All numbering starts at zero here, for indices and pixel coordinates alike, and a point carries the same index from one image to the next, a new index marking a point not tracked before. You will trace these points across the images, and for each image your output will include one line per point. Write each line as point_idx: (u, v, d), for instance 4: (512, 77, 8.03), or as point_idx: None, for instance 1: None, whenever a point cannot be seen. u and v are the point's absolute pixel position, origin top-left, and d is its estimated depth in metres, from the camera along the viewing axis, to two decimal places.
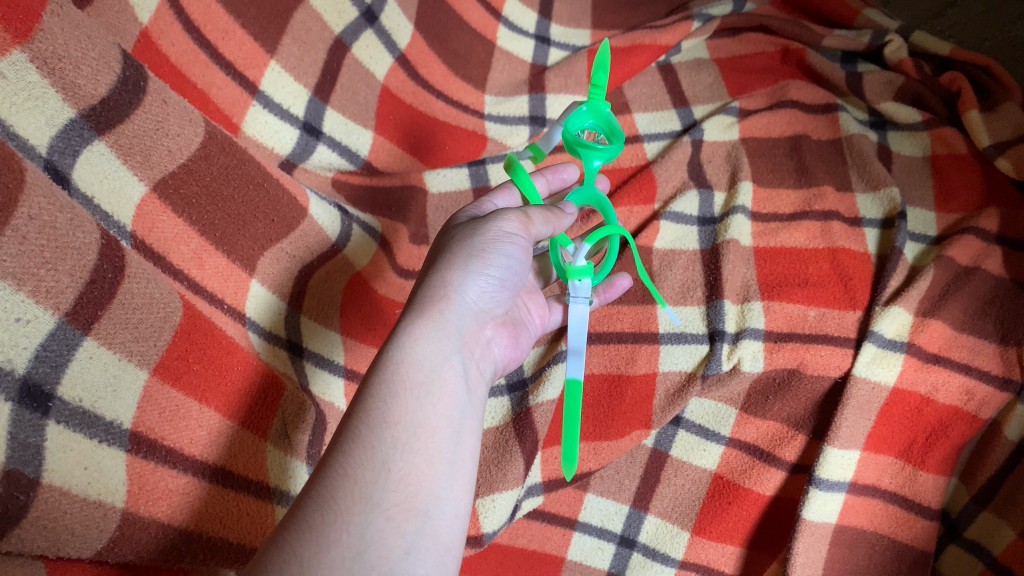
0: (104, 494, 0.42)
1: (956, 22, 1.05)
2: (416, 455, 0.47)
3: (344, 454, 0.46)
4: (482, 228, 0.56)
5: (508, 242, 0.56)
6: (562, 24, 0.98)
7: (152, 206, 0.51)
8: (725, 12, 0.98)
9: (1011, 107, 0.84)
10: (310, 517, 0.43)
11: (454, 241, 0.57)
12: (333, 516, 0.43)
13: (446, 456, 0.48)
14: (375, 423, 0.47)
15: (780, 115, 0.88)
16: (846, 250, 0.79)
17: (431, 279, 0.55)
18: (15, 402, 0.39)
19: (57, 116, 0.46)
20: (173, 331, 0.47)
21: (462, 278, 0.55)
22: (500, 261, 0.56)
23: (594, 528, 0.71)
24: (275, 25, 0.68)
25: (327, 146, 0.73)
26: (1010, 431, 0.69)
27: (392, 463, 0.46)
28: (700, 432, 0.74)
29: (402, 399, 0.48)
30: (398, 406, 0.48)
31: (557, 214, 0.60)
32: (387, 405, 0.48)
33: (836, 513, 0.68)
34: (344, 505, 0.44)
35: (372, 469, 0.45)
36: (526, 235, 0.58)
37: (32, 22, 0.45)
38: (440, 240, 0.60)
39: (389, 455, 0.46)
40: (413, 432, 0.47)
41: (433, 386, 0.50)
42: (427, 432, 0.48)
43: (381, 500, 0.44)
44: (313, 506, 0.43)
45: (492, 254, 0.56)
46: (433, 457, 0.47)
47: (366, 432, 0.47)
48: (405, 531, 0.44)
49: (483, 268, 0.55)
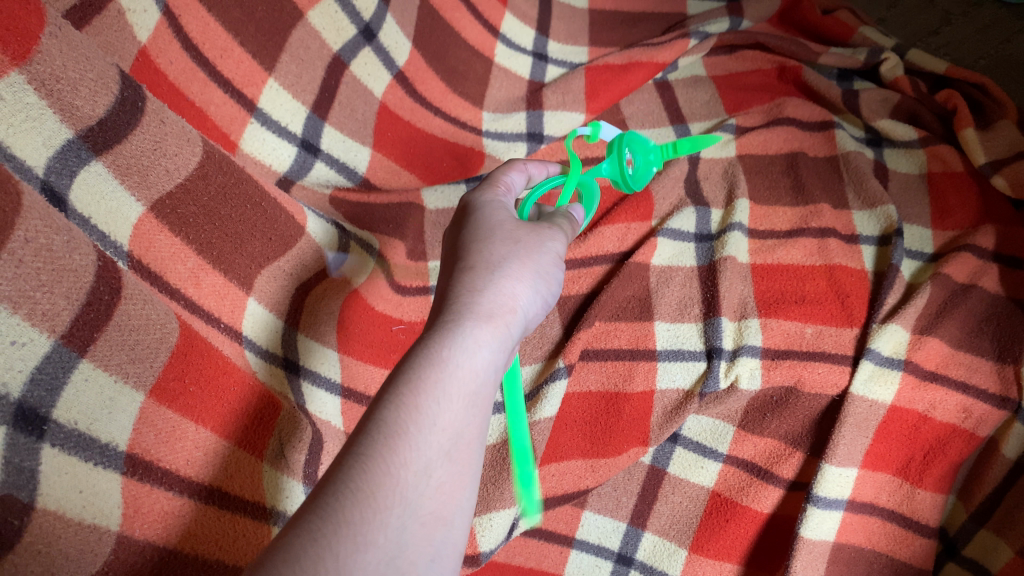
0: (99, 518, 0.42)
1: (951, 40, 1.05)
2: (453, 465, 0.44)
3: (385, 449, 0.42)
4: (528, 237, 0.54)
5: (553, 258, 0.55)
6: (559, 41, 0.99)
7: (149, 226, 0.51)
8: (721, 29, 0.99)
9: (1007, 125, 0.85)
10: (343, 511, 0.40)
11: (493, 239, 0.54)
12: (371, 515, 0.40)
13: (476, 468, 0.46)
14: (422, 423, 0.44)
15: (777, 132, 0.89)
16: (843, 267, 0.79)
17: (478, 276, 0.51)
18: (11, 425, 0.39)
19: (54, 137, 0.46)
20: (169, 352, 0.47)
21: (513, 283, 0.51)
22: (547, 274, 0.54)
23: (592, 546, 0.71)
24: (273, 43, 0.69)
25: (324, 163, 0.73)
26: (1008, 449, 0.69)
27: (433, 469, 0.43)
28: (698, 449, 0.73)
29: (450, 405, 0.45)
30: (449, 410, 0.45)
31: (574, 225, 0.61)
32: (437, 407, 0.44)
33: (834, 531, 0.67)
34: (383, 506, 0.41)
35: (412, 474, 0.42)
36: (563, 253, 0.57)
37: (31, 44, 0.45)
38: (467, 225, 0.56)
39: (432, 461, 0.43)
40: (456, 441, 0.45)
41: (480, 396, 0.47)
42: (466, 443, 0.45)
43: (417, 505, 0.42)
44: (346, 499, 0.40)
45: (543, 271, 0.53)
46: (467, 469, 0.45)
47: (414, 433, 0.43)
48: (435, 539, 0.42)
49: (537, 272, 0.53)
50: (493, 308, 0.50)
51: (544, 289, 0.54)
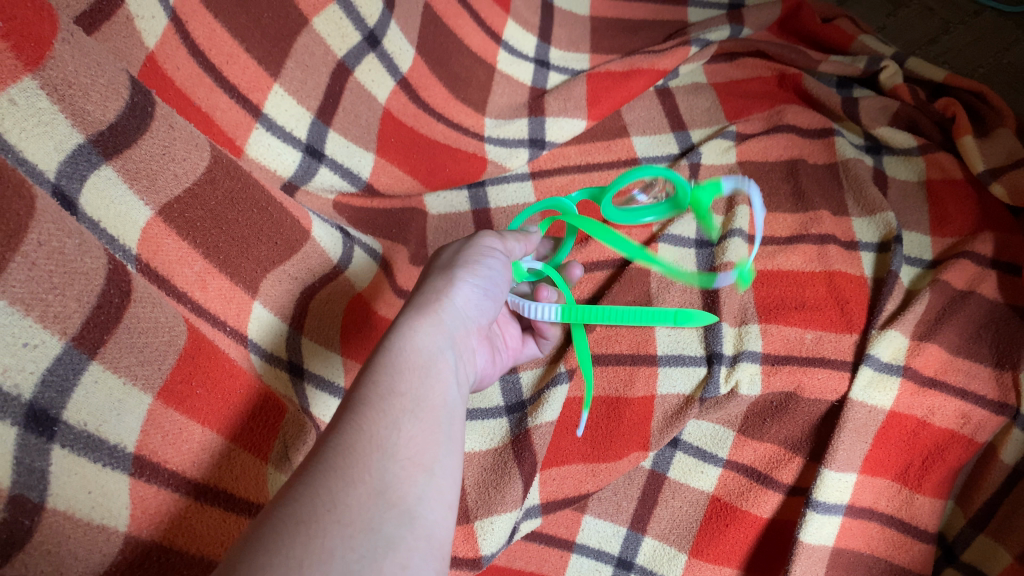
0: (108, 518, 0.42)
1: (949, 48, 1.06)
2: (423, 422, 0.46)
3: (355, 413, 0.44)
4: (464, 246, 0.58)
5: (487, 254, 0.58)
6: (561, 48, 1.00)
7: (157, 230, 0.52)
8: (721, 37, 0.99)
9: (1004, 133, 0.86)
10: (326, 463, 0.42)
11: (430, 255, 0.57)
12: (352, 460, 0.42)
13: (448, 428, 0.47)
14: (383, 389, 0.46)
15: (777, 139, 0.89)
16: (842, 273, 0.79)
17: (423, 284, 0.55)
18: (22, 426, 0.39)
19: (65, 142, 0.47)
20: (178, 354, 0.48)
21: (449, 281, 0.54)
22: (485, 267, 0.57)
23: (592, 551, 0.71)
24: (278, 49, 0.69)
25: (328, 168, 0.73)
26: (1006, 455, 0.69)
27: (402, 425, 0.45)
28: (698, 454, 0.74)
29: (407, 374, 0.47)
30: (408, 380, 0.47)
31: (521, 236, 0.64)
32: (394, 376, 0.47)
33: (833, 536, 0.68)
34: (362, 453, 0.42)
35: (384, 427, 0.44)
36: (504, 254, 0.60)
37: (44, 49, 0.45)
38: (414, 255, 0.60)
39: (400, 418, 0.45)
40: (418, 403, 0.46)
41: (435, 368, 0.49)
42: (430, 407, 0.47)
43: (394, 451, 0.43)
44: (330, 452, 0.42)
45: (480, 266, 0.56)
46: (437, 429, 0.46)
47: (376, 397, 0.45)
48: (418, 481, 0.43)
49: (473, 264, 0.56)
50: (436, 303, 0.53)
51: (489, 286, 0.57)
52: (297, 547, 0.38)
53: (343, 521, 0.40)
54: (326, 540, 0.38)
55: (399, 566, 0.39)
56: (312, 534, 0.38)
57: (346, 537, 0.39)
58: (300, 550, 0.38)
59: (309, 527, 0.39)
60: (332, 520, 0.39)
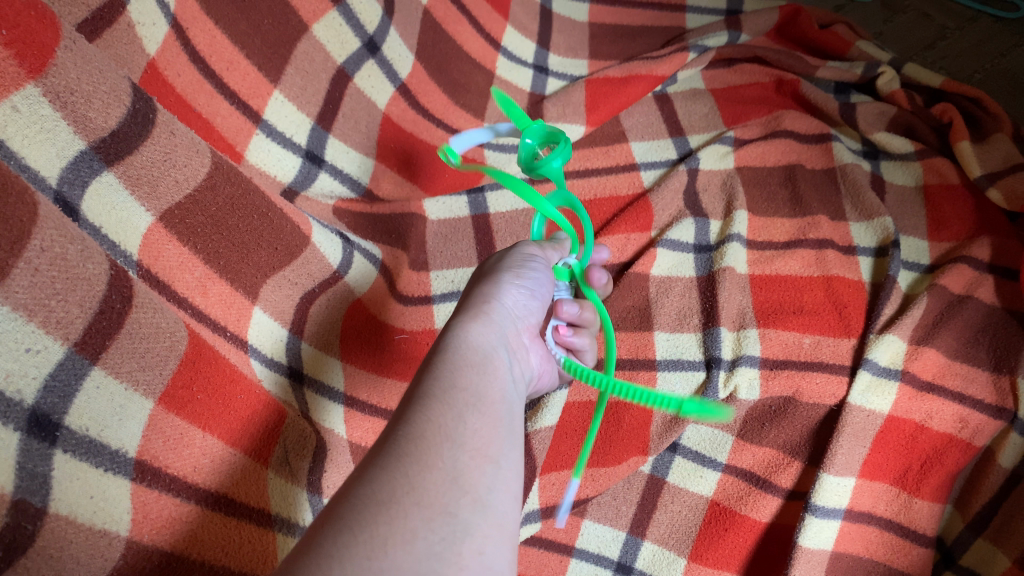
0: (110, 523, 0.42)
1: (946, 53, 1.07)
2: (485, 415, 0.45)
3: (420, 406, 0.44)
4: (506, 257, 0.60)
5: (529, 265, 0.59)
6: (559, 54, 1.01)
7: (158, 235, 0.52)
8: (719, 43, 1.00)
9: (1001, 138, 0.87)
10: (396, 449, 0.41)
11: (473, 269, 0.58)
12: (424, 445, 0.41)
13: (508, 424, 0.46)
14: (443, 384, 0.45)
15: (774, 144, 0.90)
16: (841, 278, 0.80)
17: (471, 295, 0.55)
18: (24, 432, 0.40)
19: (67, 148, 0.47)
20: (178, 360, 0.48)
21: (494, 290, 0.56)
22: (533, 273, 0.59)
23: (591, 555, 0.71)
24: (279, 56, 0.70)
25: (329, 173, 0.74)
26: (1005, 458, 0.69)
27: (467, 417, 0.44)
28: (697, 459, 0.74)
29: (465, 371, 0.47)
30: (467, 374, 0.47)
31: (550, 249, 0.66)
32: (454, 374, 0.46)
33: (832, 540, 0.68)
34: (434, 439, 0.42)
35: (450, 418, 0.43)
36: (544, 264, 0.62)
37: (47, 56, 0.45)
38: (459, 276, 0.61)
39: (464, 410, 0.44)
40: (479, 397, 0.46)
41: (488, 365, 0.49)
42: (490, 402, 0.46)
43: (463, 440, 0.42)
44: (400, 439, 0.42)
45: (523, 272, 0.58)
46: (498, 422, 0.45)
47: (440, 391, 0.45)
48: (487, 471, 0.42)
49: (518, 271, 0.58)
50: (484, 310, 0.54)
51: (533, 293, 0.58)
52: (381, 527, 0.37)
53: (423, 502, 0.39)
54: (409, 522, 0.38)
55: (474, 552, 0.38)
56: (393, 516, 0.38)
57: (426, 520, 0.38)
58: (381, 532, 0.37)
59: (389, 508, 0.38)
60: (412, 502, 0.38)
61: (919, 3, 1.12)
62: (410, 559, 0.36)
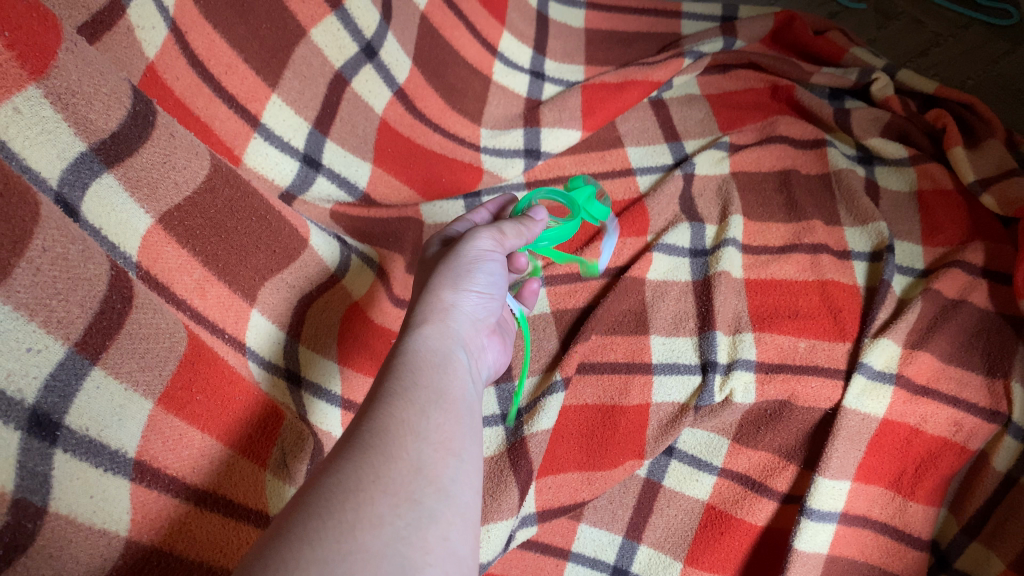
0: (109, 523, 0.42)
1: (939, 60, 1.07)
2: (447, 411, 0.45)
3: (383, 404, 0.44)
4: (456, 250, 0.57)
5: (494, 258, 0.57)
6: (556, 60, 1.02)
7: (157, 237, 0.52)
8: (715, 49, 1.00)
9: (994, 145, 0.87)
10: (362, 440, 0.41)
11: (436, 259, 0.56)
12: (388, 438, 0.41)
13: (470, 421, 0.46)
14: (405, 383, 0.45)
15: (770, 149, 0.90)
16: (835, 282, 0.80)
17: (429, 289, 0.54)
18: (25, 431, 0.40)
19: (68, 150, 0.47)
20: (178, 361, 0.48)
21: (455, 289, 0.54)
22: (486, 274, 0.56)
23: (587, 559, 0.71)
24: (277, 60, 0.70)
25: (326, 177, 0.74)
26: (999, 462, 0.70)
27: (429, 413, 0.44)
28: (693, 462, 0.74)
29: (425, 371, 0.47)
30: (425, 375, 0.47)
31: (528, 225, 0.60)
32: (413, 374, 0.47)
33: (827, 543, 0.68)
34: (398, 433, 0.42)
35: (413, 414, 0.44)
36: (501, 250, 0.58)
37: (49, 58, 0.46)
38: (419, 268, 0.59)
39: (426, 406, 0.44)
40: (441, 395, 0.46)
41: (449, 366, 0.49)
42: (452, 400, 0.46)
43: (426, 434, 0.43)
44: (364, 432, 0.42)
45: (479, 272, 0.56)
46: (461, 419, 0.45)
47: (403, 388, 0.45)
48: (450, 464, 0.42)
49: (473, 272, 0.55)
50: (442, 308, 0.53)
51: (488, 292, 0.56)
52: (349, 513, 0.37)
53: (389, 489, 0.39)
54: (375, 507, 0.38)
55: (440, 538, 0.39)
56: (362, 501, 0.38)
57: (393, 505, 0.38)
58: (348, 517, 0.37)
59: (356, 495, 0.38)
60: (379, 489, 0.39)
61: (912, 10, 1.13)
62: (378, 541, 0.37)
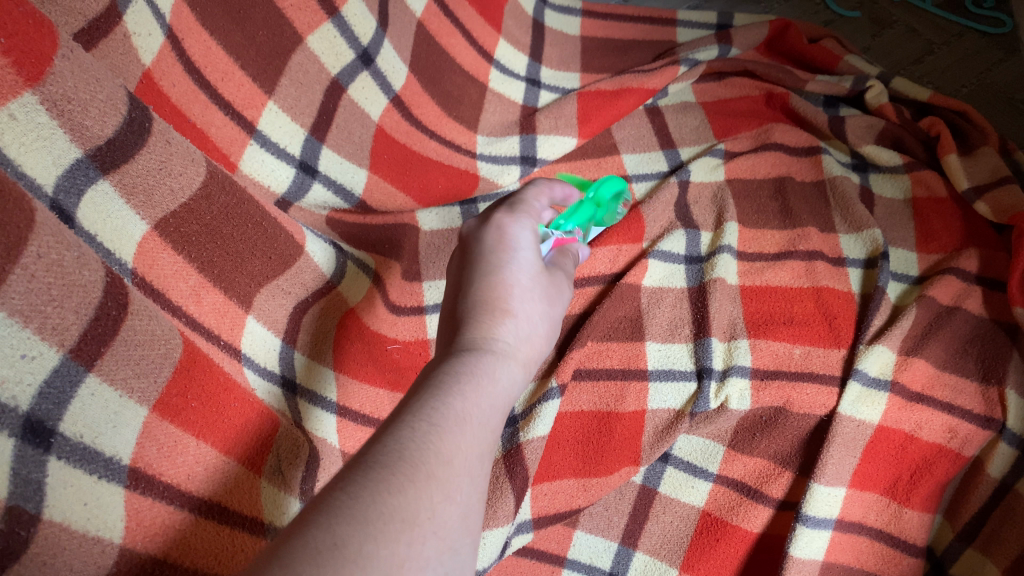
0: (103, 530, 0.42)
1: (934, 68, 1.08)
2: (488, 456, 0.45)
3: (451, 431, 0.43)
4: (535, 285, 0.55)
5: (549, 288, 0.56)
6: (551, 68, 1.02)
7: (153, 244, 0.52)
8: (710, 57, 1.01)
9: (987, 152, 0.88)
10: (423, 464, 0.41)
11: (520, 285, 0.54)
12: (448, 473, 0.41)
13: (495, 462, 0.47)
14: (471, 417, 0.45)
15: (765, 157, 0.91)
16: (830, 289, 0.80)
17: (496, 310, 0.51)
18: (19, 438, 0.40)
19: (63, 156, 0.47)
20: (173, 367, 0.48)
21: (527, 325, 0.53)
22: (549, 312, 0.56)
23: (583, 565, 0.71)
24: (273, 67, 0.70)
25: (322, 184, 0.74)
26: (993, 469, 0.70)
27: (478, 456, 0.44)
28: (688, 469, 0.74)
29: (484, 406, 0.46)
30: (487, 413, 0.46)
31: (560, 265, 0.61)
32: (480, 410, 0.46)
33: (822, 550, 0.68)
34: (455, 471, 0.42)
35: (470, 451, 0.43)
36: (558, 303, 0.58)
37: (44, 66, 0.46)
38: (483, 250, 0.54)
39: (481, 452, 0.44)
40: (488, 435, 0.46)
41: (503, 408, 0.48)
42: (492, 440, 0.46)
43: (473, 477, 0.43)
44: (428, 454, 0.41)
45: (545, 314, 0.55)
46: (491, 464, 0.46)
47: (465, 419, 0.44)
48: (477, 514, 0.43)
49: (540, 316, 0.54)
50: (506, 332, 0.51)
51: (544, 335, 0.55)
52: (403, 547, 0.37)
53: (439, 530, 0.39)
54: (425, 548, 0.38)
55: None
56: (415, 538, 0.38)
57: (438, 550, 0.39)
58: (400, 552, 0.37)
59: (412, 531, 0.38)
60: (432, 529, 0.39)
61: (906, 18, 1.14)
62: None
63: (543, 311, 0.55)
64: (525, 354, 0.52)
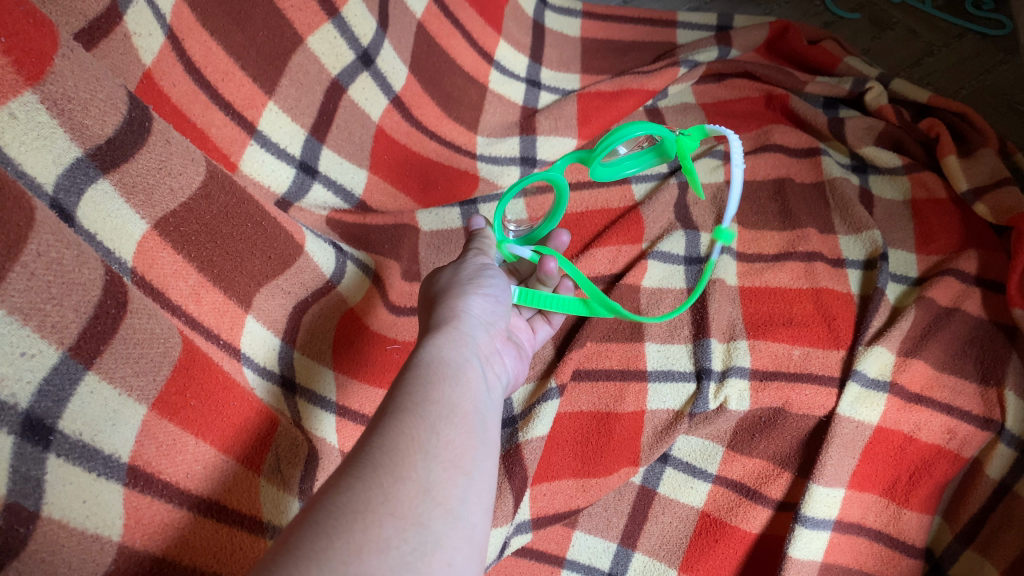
0: (102, 527, 0.43)
1: (934, 70, 1.08)
2: (458, 425, 0.44)
3: (398, 420, 0.43)
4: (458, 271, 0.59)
5: (489, 269, 0.60)
6: (551, 69, 1.02)
7: (152, 243, 0.52)
8: (710, 58, 1.01)
9: (987, 154, 0.88)
10: (371, 459, 0.41)
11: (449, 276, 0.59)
12: (398, 457, 0.41)
13: (483, 435, 0.46)
14: (416, 397, 0.45)
15: (764, 158, 0.91)
16: (830, 290, 0.80)
17: (441, 302, 0.56)
18: (18, 435, 0.40)
19: (64, 155, 0.47)
20: (173, 366, 0.48)
21: (469, 295, 0.56)
22: (492, 282, 0.59)
23: (582, 566, 0.71)
24: (273, 67, 0.70)
25: (322, 185, 0.74)
26: (992, 470, 0.70)
27: (440, 428, 0.44)
28: (688, 470, 0.74)
29: (438, 385, 0.46)
30: (437, 389, 0.46)
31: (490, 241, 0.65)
32: (427, 386, 0.46)
33: (821, 551, 0.68)
34: (408, 451, 0.41)
35: (423, 430, 0.43)
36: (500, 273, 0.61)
37: (45, 65, 0.46)
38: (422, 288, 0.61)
39: (437, 422, 0.44)
40: (452, 409, 0.45)
41: (461, 376, 0.48)
42: (464, 414, 0.46)
43: (436, 452, 0.42)
44: (375, 450, 0.41)
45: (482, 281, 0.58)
46: (473, 433, 0.45)
47: (409, 404, 0.44)
48: (460, 483, 0.42)
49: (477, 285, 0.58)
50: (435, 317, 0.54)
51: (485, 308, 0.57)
52: (356, 534, 0.37)
53: (397, 512, 0.39)
54: (382, 531, 0.38)
55: (444, 564, 0.38)
56: (369, 523, 0.38)
57: (400, 530, 0.38)
58: (355, 540, 0.37)
59: (365, 517, 0.38)
60: (387, 512, 0.39)
61: (906, 20, 1.14)
62: (385, 566, 0.37)
63: (482, 290, 0.57)
64: (467, 320, 0.54)
